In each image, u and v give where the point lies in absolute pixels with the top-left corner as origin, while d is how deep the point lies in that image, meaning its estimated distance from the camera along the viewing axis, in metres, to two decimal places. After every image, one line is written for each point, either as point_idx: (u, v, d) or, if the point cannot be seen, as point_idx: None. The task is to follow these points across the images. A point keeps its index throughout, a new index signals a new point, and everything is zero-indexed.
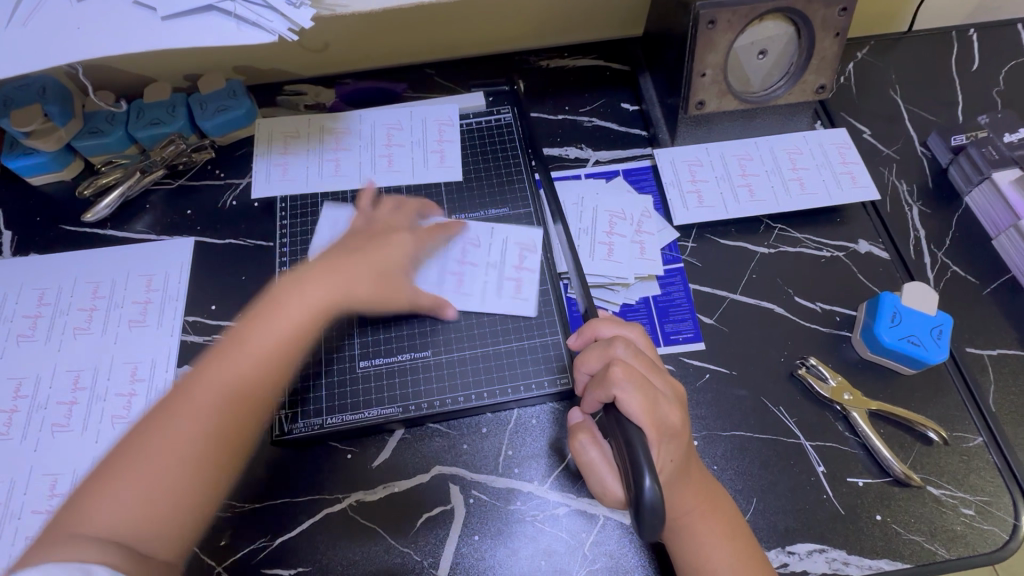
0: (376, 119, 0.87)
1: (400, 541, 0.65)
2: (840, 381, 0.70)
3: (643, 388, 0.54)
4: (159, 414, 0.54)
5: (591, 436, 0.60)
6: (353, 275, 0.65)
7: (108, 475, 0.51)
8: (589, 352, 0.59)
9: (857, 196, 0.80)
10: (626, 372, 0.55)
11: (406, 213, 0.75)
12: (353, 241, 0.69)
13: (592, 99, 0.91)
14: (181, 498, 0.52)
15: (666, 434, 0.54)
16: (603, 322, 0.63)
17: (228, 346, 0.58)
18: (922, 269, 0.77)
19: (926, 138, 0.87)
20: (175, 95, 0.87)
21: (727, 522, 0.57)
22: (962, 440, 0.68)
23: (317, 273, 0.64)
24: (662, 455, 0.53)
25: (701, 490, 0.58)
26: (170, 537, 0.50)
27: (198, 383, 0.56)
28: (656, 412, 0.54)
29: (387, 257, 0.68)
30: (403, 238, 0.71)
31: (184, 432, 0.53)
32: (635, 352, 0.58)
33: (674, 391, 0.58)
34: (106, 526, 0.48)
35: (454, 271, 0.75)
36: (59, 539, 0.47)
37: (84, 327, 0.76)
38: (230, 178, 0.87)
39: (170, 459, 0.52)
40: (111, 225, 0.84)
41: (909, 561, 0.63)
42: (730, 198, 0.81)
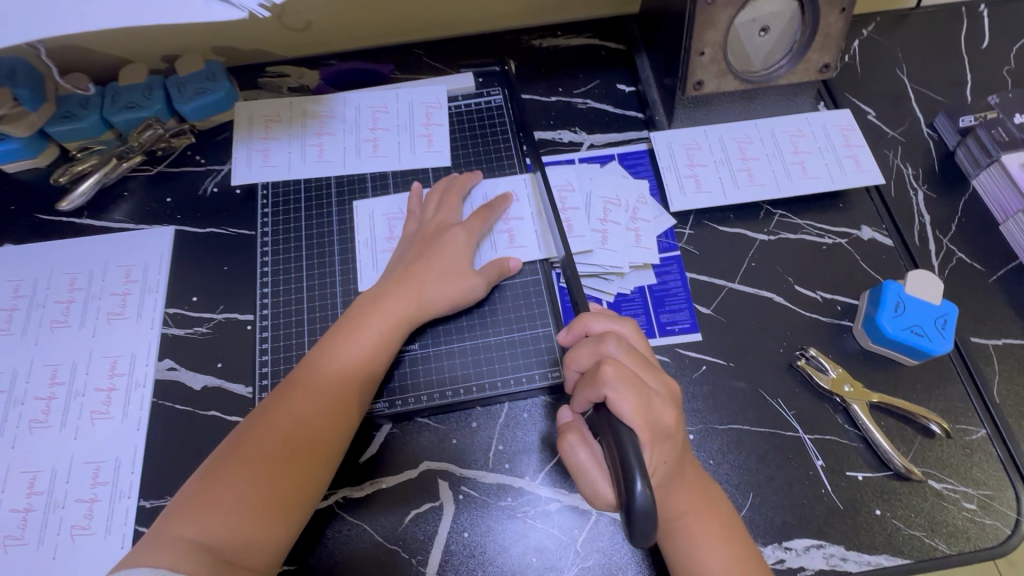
0: (362, 102, 0.84)
1: (388, 539, 0.63)
2: (840, 372, 0.68)
3: (635, 388, 0.52)
4: (253, 427, 0.60)
5: (581, 434, 0.56)
6: (420, 289, 0.68)
7: (209, 480, 0.56)
8: (580, 349, 0.57)
9: (860, 180, 0.77)
10: (618, 371, 0.52)
11: (450, 206, 0.74)
12: (412, 251, 0.71)
13: (586, 79, 0.87)
14: (277, 487, 0.57)
15: (658, 434, 0.52)
16: (594, 317, 0.60)
17: (316, 366, 0.63)
18: (926, 256, 0.75)
19: (933, 119, 0.84)
20: (152, 77, 0.83)
21: (723, 523, 0.55)
22: (965, 433, 0.66)
23: (389, 291, 0.68)
24: (654, 457, 0.51)
25: (695, 491, 0.56)
26: (259, 546, 0.54)
27: (291, 400, 0.61)
28: (648, 411, 0.52)
29: (445, 260, 0.69)
30: (455, 234, 0.71)
31: (285, 427, 0.59)
32: (627, 350, 0.55)
33: (667, 389, 0.55)
34: (200, 530, 0.53)
35: (503, 230, 0.75)
36: (164, 538, 0.53)
37: (61, 321, 0.74)
38: (210, 165, 0.83)
39: (275, 451, 0.58)
40: (88, 214, 0.81)
41: (908, 557, 0.61)
42: (729, 183, 0.78)
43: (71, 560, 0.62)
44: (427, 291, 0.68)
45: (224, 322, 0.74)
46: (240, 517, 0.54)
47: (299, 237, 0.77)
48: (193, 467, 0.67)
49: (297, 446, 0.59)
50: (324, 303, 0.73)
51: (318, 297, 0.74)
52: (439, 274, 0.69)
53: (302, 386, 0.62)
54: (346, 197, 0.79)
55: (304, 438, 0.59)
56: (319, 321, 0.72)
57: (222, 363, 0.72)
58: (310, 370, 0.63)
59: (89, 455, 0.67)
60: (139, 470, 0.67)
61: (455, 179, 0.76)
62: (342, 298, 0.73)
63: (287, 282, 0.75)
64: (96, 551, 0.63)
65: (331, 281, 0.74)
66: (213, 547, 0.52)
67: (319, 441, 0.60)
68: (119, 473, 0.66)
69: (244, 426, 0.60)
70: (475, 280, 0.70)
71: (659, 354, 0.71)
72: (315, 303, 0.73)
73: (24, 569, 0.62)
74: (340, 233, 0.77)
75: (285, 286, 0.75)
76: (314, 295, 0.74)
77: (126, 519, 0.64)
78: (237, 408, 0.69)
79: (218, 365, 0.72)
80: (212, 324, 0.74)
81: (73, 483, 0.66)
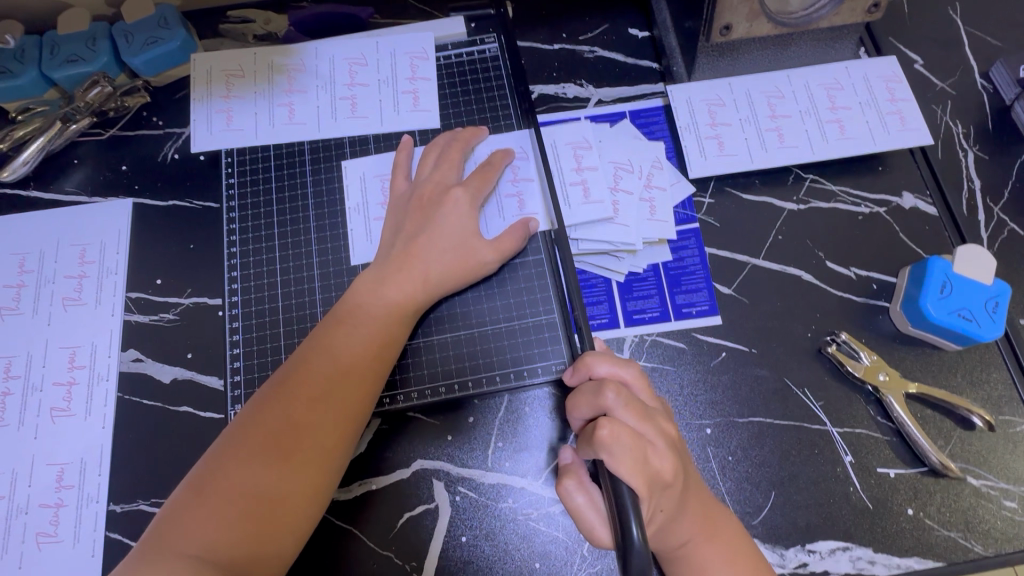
0: (338, 55, 0.73)
1: (380, 544, 0.58)
2: (875, 359, 0.62)
3: (635, 450, 0.46)
4: (248, 423, 0.53)
5: (579, 479, 0.52)
6: (424, 265, 0.61)
7: (206, 489, 0.50)
8: (579, 398, 0.52)
9: (906, 140, 0.68)
10: (613, 433, 0.46)
11: (450, 164, 0.65)
12: (411, 221, 0.63)
13: (594, 23, 0.76)
14: (280, 488, 0.51)
15: (656, 488, 0.47)
16: (599, 359, 0.54)
17: (313, 356, 0.56)
18: (974, 228, 0.67)
19: (989, 69, 0.74)
20: (95, 25, 0.72)
21: (729, 545, 0.51)
22: (1008, 425, 0.61)
23: (390, 270, 0.60)
24: (650, 510, 0.47)
25: (699, 515, 0.51)
26: (270, 556, 0.50)
27: (288, 395, 0.54)
28: (645, 470, 0.46)
29: (451, 232, 0.62)
30: (458, 199, 0.63)
31: (286, 420, 0.53)
32: (626, 402, 0.49)
33: (663, 438, 0.50)
34: (202, 545, 0.48)
35: (511, 193, 0.67)
36: (162, 556, 0.47)
37: (11, 307, 0.66)
38: (170, 127, 0.74)
39: (273, 447, 0.52)
40: (35, 185, 0.72)
41: (940, 559, 0.57)
42: (756, 145, 0.69)
43: (40, 569, 0.58)
44: (434, 267, 0.61)
45: (193, 308, 0.67)
46: (245, 528, 0.49)
47: (270, 210, 0.69)
48: (166, 467, 0.61)
49: (302, 445, 0.52)
50: (300, 286, 0.66)
51: (294, 279, 0.66)
52: (447, 249, 0.61)
53: (299, 378, 0.55)
54: (321, 164, 0.70)
55: (307, 436, 0.53)
56: (295, 308, 0.65)
57: (192, 353, 0.65)
58: (307, 360, 0.56)
59: (51, 457, 0.61)
60: (106, 472, 0.61)
61: (456, 135, 0.67)
62: (321, 280, 0.66)
63: (258, 262, 0.67)
64: (67, 560, 0.58)
65: (307, 261, 0.67)
66: (221, 563, 0.48)
67: (326, 438, 0.53)
68: (85, 476, 0.61)
69: (236, 426, 0.54)
70: (487, 254, 0.62)
71: (675, 339, 0.64)
72: (291, 287, 0.66)
73: None
74: (315, 206, 0.69)
75: (256, 267, 0.67)
76: (289, 277, 0.66)
77: (96, 525, 0.59)
78: (211, 403, 0.63)
79: (188, 356, 0.65)
80: (179, 310, 0.67)
81: (35, 488, 0.60)
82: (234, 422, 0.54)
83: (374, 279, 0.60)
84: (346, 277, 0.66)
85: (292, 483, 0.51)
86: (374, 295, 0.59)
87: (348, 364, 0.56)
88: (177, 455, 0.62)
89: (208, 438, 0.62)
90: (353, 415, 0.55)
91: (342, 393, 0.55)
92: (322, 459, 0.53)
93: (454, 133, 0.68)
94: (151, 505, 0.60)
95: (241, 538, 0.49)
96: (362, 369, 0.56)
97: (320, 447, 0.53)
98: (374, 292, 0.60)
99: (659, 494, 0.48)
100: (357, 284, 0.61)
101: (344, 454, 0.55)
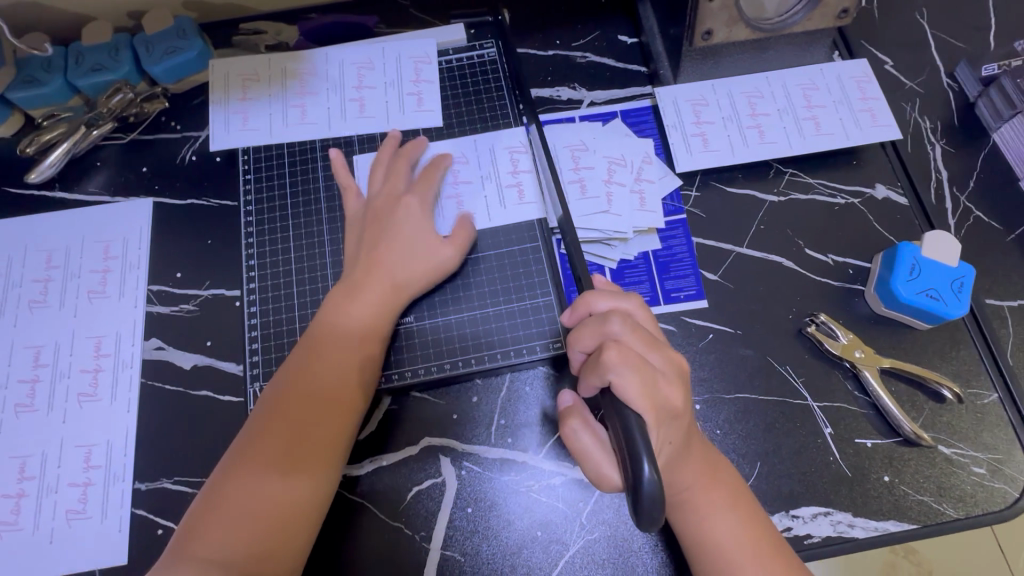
0: (347, 59, 0.78)
1: (391, 517, 0.62)
2: (851, 338, 0.66)
3: (641, 375, 0.50)
4: (250, 437, 0.57)
5: (583, 419, 0.55)
6: (389, 270, 0.65)
7: (218, 499, 0.54)
8: (584, 329, 0.54)
9: (877, 135, 0.73)
10: (621, 355, 0.51)
11: (397, 175, 0.69)
12: (369, 232, 0.67)
13: (585, 30, 0.82)
14: (293, 487, 0.55)
15: (665, 417, 0.51)
16: (598, 296, 0.57)
17: (303, 367, 0.60)
18: (942, 216, 0.72)
19: (954, 69, 0.79)
20: (117, 36, 0.77)
21: (729, 490, 0.56)
22: (976, 397, 0.65)
23: (361, 277, 0.65)
24: (659, 438, 0.50)
25: (700, 462, 0.56)
26: (290, 547, 0.54)
27: (285, 405, 0.58)
28: (655, 394, 0.50)
29: (414, 236, 0.66)
30: (411, 205, 0.68)
31: (286, 426, 0.57)
32: (633, 329, 0.53)
33: (670, 365, 0.54)
34: (227, 546, 0.52)
35: (452, 195, 0.71)
36: (186, 561, 0.51)
37: (40, 300, 0.70)
38: (187, 131, 0.78)
39: (280, 451, 0.56)
40: (61, 186, 0.76)
41: (915, 521, 0.61)
42: (738, 141, 0.74)
43: (71, 544, 0.62)
44: (400, 272, 0.65)
45: (212, 299, 0.71)
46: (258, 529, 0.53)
47: (284, 206, 0.73)
48: (188, 447, 0.65)
49: (302, 449, 0.56)
50: (313, 275, 0.70)
51: (307, 269, 0.71)
52: (414, 253, 0.66)
53: (293, 389, 0.59)
54: (332, 161, 0.75)
55: (309, 437, 0.57)
56: (308, 294, 0.70)
57: (211, 341, 0.69)
58: (298, 369, 0.60)
59: (79, 439, 0.65)
60: (132, 453, 0.65)
61: (400, 148, 0.71)
62: (333, 270, 0.70)
63: (273, 253, 0.71)
64: (95, 535, 0.62)
65: (319, 252, 0.71)
66: (240, 561, 0.51)
67: (323, 440, 0.57)
68: (112, 457, 0.65)
69: (239, 443, 0.57)
70: (448, 253, 0.67)
71: (665, 322, 0.68)
72: (305, 276, 0.70)
73: (24, 555, 0.61)
74: (327, 201, 0.73)
75: (272, 258, 0.71)
76: (302, 267, 0.71)
77: (122, 503, 0.63)
78: (230, 387, 0.67)
79: (208, 343, 0.69)
80: (199, 301, 0.71)
81: (65, 468, 0.64)
82: (237, 434, 0.58)
83: (349, 288, 0.64)
84: None
85: (294, 485, 0.55)
86: (352, 303, 0.63)
87: (337, 367, 0.60)
88: (199, 436, 0.66)
89: (228, 420, 0.66)
90: (348, 412, 0.59)
91: (338, 394, 0.59)
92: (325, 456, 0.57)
93: (396, 146, 0.72)
94: (174, 483, 0.64)
95: (264, 538, 0.53)
96: (349, 370, 0.60)
97: (320, 448, 0.57)
98: (351, 301, 0.63)
99: (670, 424, 0.52)
100: (334, 294, 0.65)
101: (344, 445, 0.59)
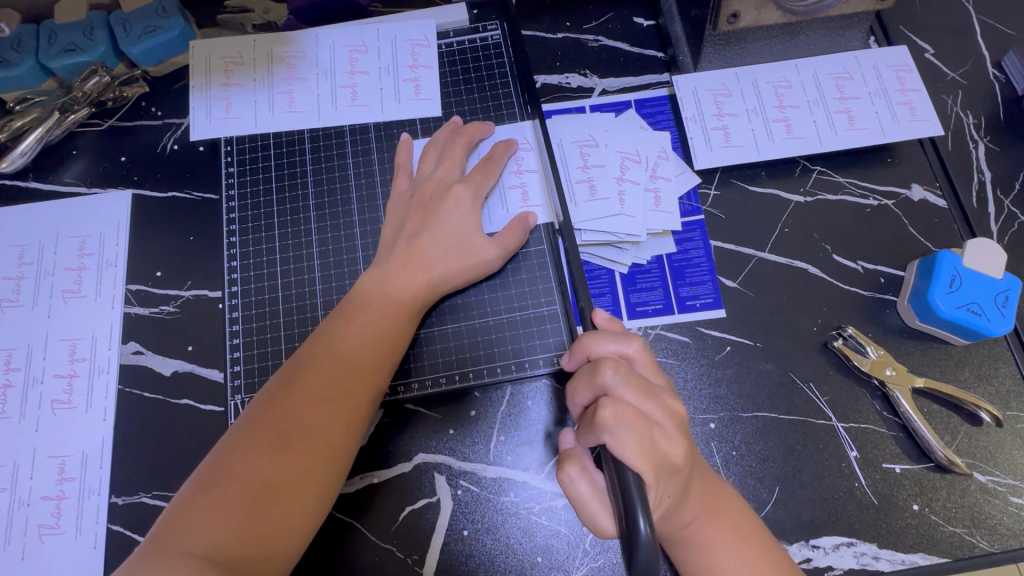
0: (339, 40, 0.72)
1: (382, 538, 0.58)
2: (882, 354, 0.61)
3: (639, 433, 0.46)
4: (254, 424, 0.53)
5: (582, 465, 0.51)
6: (429, 262, 0.60)
7: (213, 491, 0.50)
8: (578, 382, 0.51)
9: (915, 132, 0.67)
10: (616, 414, 0.46)
11: (453, 160, 0.64)
12: (412, 219, 0.62)
13: (600, 12, 0.75)
14: (289, 487, 0.51)
15: (664, 473, 0.47)
16: (597, 339, 0.53)
17: (320, 353, 0.56)
18: (984, 221, 0.66)
19: (1001, 58, 0.72)
20: (93, 12, 0.71)
21: (733, 522, 0.52)
22: (1016, 420, 0.60)
23: (395, 267, 0.60)
24: (658, 494, 0.47)
25: (702, 498, 0.52)
26: (274, 556, 0.49)
27: (296, 393, 0.54)
28: (652, 452, 0.46)
29: (455, 228, 0.61)
30: (461, 195, 0.62)
31: (293, 421, 0.53)
32: (628, 378, 0.48)
33: (669, 415, 0.49)
34: (209, 543, 0.48)
35: (515, 184, 0.66)
36: (168, 554, 0.47)
37: (11, 299, 0.66)
38: (169, 118, 0.73)
39: (282, 447, 0.52)
40: (34, 175, 0.71)
41: (945, 555, 0.56)
42: (763, 135, 0.68)
43: (42, 560, 0.58)
44: (439, 264, 0.60)
45: (194, 300, 0.66)
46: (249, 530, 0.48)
47: (270, 200, 0.68)
48: (167, 458, 0.61)
49: (305, 444, 0.52)
50: (300, 277, 0.65)
51: (295, 271, 0.66)
52: (449, 245, 0.61)
53: (307, 374, 0.55)
54: (321, 154, 0.69)
55: (315, 436, 0.53)
56: (296, 298, 0.65)
57: (193, 346, 0.65)
58: (314, 359, 0.56)
59: (52, 449, 0.61)
60: (108, 464, 0.61)
61: (461, 129, 0.66)
62: (321, 272, 0.65)
63: (259, 251, 0.66)
64: (68, 551, 0.58)
65: (308, 252, 0.66)
66: (225, 563, 0.47)
67: (330, 436, 0.53)
68: (87, 468, 0.61)
69: (242, 426, 0.53)
70: (490, 252, 0.61)
71: (679, 333, 0.63)
72: (292, 278, 0.65)
73: None
74: (316, 195, 0.68)
75: (256, 257, 0.66)
76: (289, 268, 0.66)
77: (97, 517, 0.59)
78: (212, 395, 0.63)
79: (189, 348, 0.65)
80: (180, 303, 0.66)
81: (37, 479, 0.60)
82: (242, 417, 0.54)
83: (374, 279, 0.60)
84: (347, 267, 0.65)
85: (293, 482, 0.51)
86: (375, 295, 0.59)
87: (357, 359, 0.56)
88: (178, 449, 0.61)
89: (211, 430, 0.62)
90: (361, 411, 0.55)
91: (352, 390, 0.55)
92: (331, 456, 0.53)
93: (458, 128, 0.67)
94: (153, 497, 0.60)
95: (252, 539, 0.49)
96: (369, 365, 0.56)
97: (323, 444, 0.53)
98: (376, 293, 0.59)
99: (666, 479, 0.48)
100: (357, 285, 0.61)
101: (351, 450, 0.54)
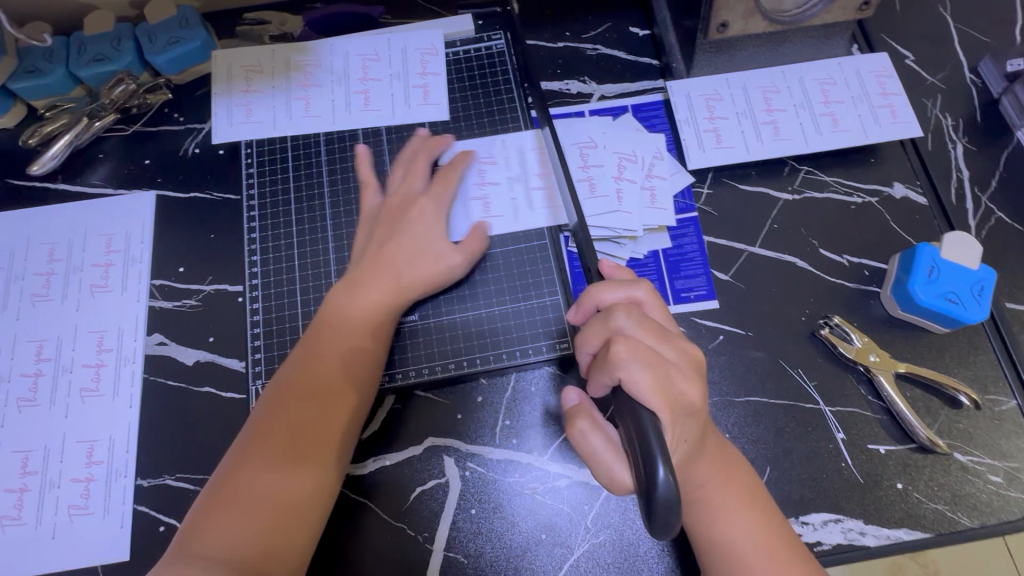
0: (353, 49, 0.76)
1: (394, 517, 0.61)
2: (866, 341, 0.64)
3: (654, 366, 0.48)
4: (257, 435, 0.56)
5: (592, 418, 0.53)
6: (398, 269, 0.63)
7: (224, 492, 0.54)
8: (588, 328, 0.52)
9: (897, 133, 0.71)
10: (630, 349, 0.49)
11: (415, 173, 0.68)
12: (380, 229, 0.66)
13: (597, 22, 0.79)
14: (296, 488, 0.54)
15: (681, 414, 0.49)
16: (605, 288, 0.54)
17: (312, 360, 0.60)
18: (962, 216, 0.70)
19: (977, 63, 0.77)
20: (120, 25, 0.75)
21: (745, 488, 0.55)
22: (994, 404, 0.63)
23: (367, 272, 0.64)
24: (676, 436, 0.48)
25: (717, 463, 0.55)
26: (291, 552, 0.53)
27: (292, 400, 0.58)
28: (669, 389, 0.48)
29: (420, 236, 0.65)
30: (425, 207, 0.66)
31: (293, 426, 0.56)
32: (641, 321, 0.51)
33: (682, 355, 0.51)
34: (228, 549, 0.51)
35: (477, 196, 0.70)
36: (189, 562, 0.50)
37: (42, 294, 0.70)
38: (191, 123, 0.77)
39: (285, 451, 0.55)
40: (63, 177, 0.75)
41: (928, 530, 0.60)
42: (752, 137, 0.72)
43: (73, 539, 0.61)
44: (406, 271, 0.63)
45: (215, 294, 0.70)
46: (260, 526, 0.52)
47: (287, 199, 0.72)
48: (190, 443, 0.65)
49: (305, 444, 0.56)
50: (316, 272, 0.69)
51: (311, 266, 0.70)
52: (415, 252, 0.64)
53: (302, 382, 0.58)
54: (335, 155, 0.73)
55: (314, 437, 0.56)
56: (312, 291, 0.69)
57: (214, 337, 0.68)
58: (305, 367, 0.59)
59: (81, 435, 0.65)
60: (134, 449, 0.64)
61: (424, 142, 0.70)
62: (336, 267, 0.69)
63: (276, 247, 0.70)
64: (97, 530, 0.62)
65: (324, 248, 0.70)
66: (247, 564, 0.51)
67: (329, 436, 0.57)
68: (114, 452, 0.64)
69: (245, 439, 0.57)
70: (453, 257, 0.65)
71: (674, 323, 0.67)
72: (308, 273, 0.69)
73: (25, 550, 0.61)
74: (331, 195, 0.72)
75: (275, 253, 0.70)
76: (305, 264, 0.70)
77: (124, 498, 0.63)
78: (233, 384, 0.66)
79: (210, 339, 0.68)
80: (201, 296, 0.70)
81: (67, 463, 0.64)
82: (244, 430, 0.58)
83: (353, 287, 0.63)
84: None
85: (299, 484, 0.55)
86: (353, 302, 0.62)
87: (345, 362, 0.60)
88: (201, 434, 0.65)
89: (231, 416, 0.65)
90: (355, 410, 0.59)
91: (345, 392, 0.59)
92: (330, 455, 0.57)
93: (422, 138, 0.71)
94: (176, 480, 0.63)
95: (267, 540, 0.52)
96: (358, 367, 0.60)
97: (323, 443, 0.57)
98: (354, 299, 0.62)
99: (685, 420, 0.49)
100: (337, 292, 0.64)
101: (349, 445, 0.58)
